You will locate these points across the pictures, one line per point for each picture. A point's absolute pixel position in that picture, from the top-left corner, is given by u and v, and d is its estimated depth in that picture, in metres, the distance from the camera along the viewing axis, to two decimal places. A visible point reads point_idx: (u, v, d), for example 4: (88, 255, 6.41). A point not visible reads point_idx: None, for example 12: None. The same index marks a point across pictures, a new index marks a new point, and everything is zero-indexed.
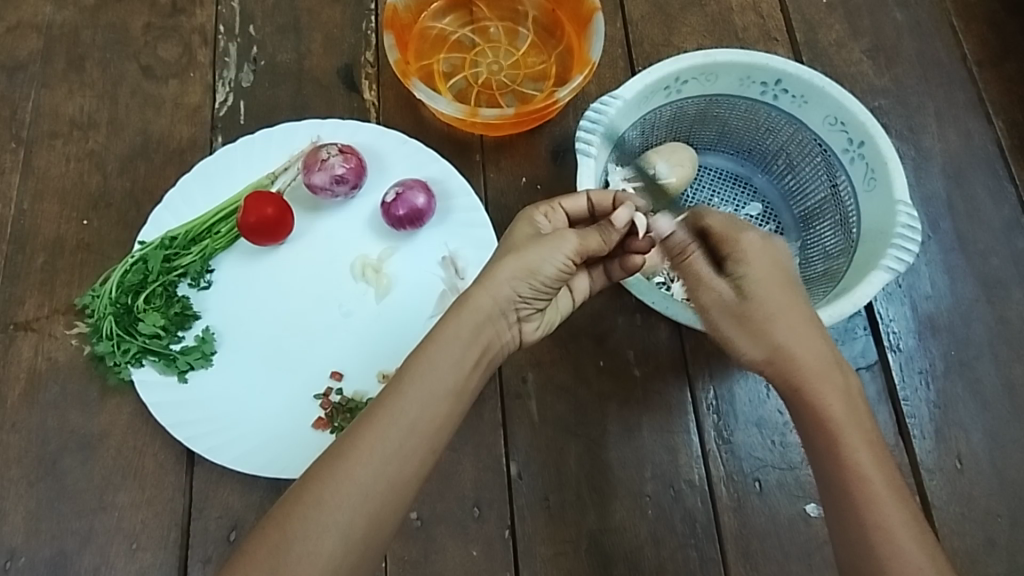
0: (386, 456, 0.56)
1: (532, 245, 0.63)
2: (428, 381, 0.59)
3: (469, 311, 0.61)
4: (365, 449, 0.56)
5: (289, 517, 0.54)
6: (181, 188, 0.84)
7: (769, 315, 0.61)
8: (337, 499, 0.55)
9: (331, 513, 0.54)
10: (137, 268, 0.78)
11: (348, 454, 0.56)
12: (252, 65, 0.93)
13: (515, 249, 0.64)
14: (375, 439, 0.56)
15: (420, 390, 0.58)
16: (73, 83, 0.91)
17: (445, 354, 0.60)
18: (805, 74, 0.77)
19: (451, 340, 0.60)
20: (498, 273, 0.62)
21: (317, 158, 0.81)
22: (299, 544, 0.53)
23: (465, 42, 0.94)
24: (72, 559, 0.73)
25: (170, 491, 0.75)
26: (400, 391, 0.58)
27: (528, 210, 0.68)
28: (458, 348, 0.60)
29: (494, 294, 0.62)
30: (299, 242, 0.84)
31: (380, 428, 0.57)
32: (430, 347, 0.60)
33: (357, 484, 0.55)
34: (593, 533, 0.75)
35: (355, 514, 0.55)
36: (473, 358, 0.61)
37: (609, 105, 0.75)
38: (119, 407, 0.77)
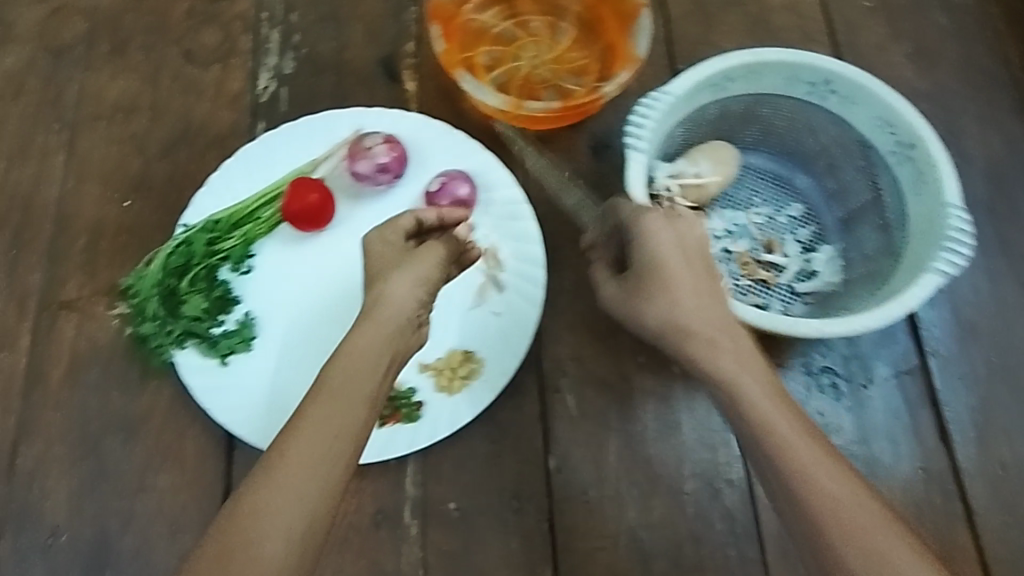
0: (320, 458, 0.55)
1: (401, 262, 0.63)
2: (354, 382, 0.58)
3: (371, 324, 0.60)
4: (300, 454, 0.55)
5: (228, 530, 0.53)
6: (223, 173, 0.84)
7: (666, 278, 0.62)
8: (281, 503, 0.53)
9: (276, 516, 0.53)
10: (180, 251, 0.78)
11: (277, 463, 0.55)
12: (293, 53, 0.93)
13: (390, 269, 0.63)
14: (304, 447, 0.55)
15: (342, 387, 0.57)
16: (116, 67, 0.91)
17: (366, 351, 0.59)
18: (854, 75, 0.77)
19: (362, 349, 0.59)
20: (390, 287, 0.61)
21: (360, 147, 0.82)
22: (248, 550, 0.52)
23: (506, 36, 0.94)
24: (114, 540, 0.73)
25: (210, 475, 0.75)
26: (320, 399, 0.57)
27: (370, 237, 0.66)
28: (379, 348, 0.59)
29: (394, 306, 0.60)
30: (340, 230, 0.83)
31: (307, 434, 0.55)
32: (345, 358, 0.59)
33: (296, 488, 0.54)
34: (632, 528, 0.75)
35: (292, 518, 0.53)
36: (388, 361, 0.59)
37: (659, 100, 0.75)
38: (160, 390, 0.77)
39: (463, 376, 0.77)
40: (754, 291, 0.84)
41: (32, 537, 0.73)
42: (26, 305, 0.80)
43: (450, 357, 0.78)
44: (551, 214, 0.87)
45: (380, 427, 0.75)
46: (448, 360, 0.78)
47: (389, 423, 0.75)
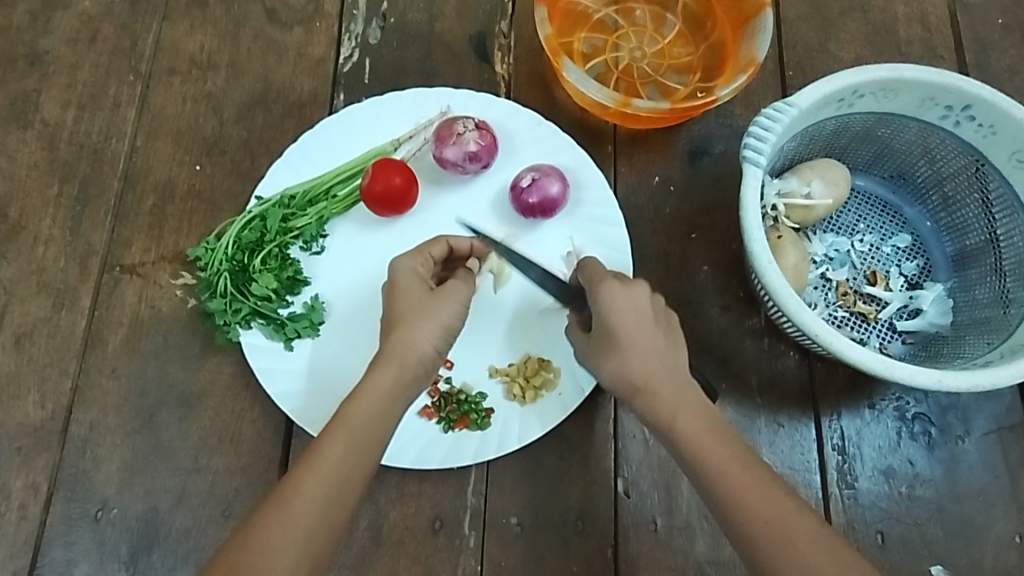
0: (326, 497, 0.55)
1: (425, 300, 0.63)
2: (366, 418, 0.58)
3: (393, 360, 0.60)
4: (308, 490, 0.55)
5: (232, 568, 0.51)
6: (302, 145, 0.80)
7: (615, 342, 0.61)
8: (288, 539, 0.53)
9: (281, 554, 0.52)
10: (254, 225, 0.74)
11: (286, 502, 0.54)
12: (380, 22, 0.88)
13: (420, 309, 0.63)
14: (313, 486, 0.55)
15: (355, 422, 0.58)
16: (196, 20, 0.86)
17: (382, 385, 0.59)
18: (1002, 103, 0.70)
19: (380, 392, 0.59)
20: (420, 326, 0.62)
21: (451, 131, 0.76)
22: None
23: (608, 23, 0.88)
24: (164, 519, 0.70)
25: (265, 461, 0.72)
26: (331, 440, 0.57)
27: (398, 261, 0.66)
28: (395, 388, 0.60)
29: (415, 351, 0.61)
30: (419, 216, 0.79)
31: (318, 472, 0.55)
32: (361, 399, 0.59)
33: (298, 525, 0.53)
34: (701, 564, 0.71)
35: (300, 557, 0.53)
36: (401, 403, 0.60)
37: (783, 112, 0.68)
38: (220, 367, 0.74)
39: (537, 386, 0.73)
40: (850, 323, 0.78)
41: (81, 506, 0.70)
42: (88, 263, 0.77)
43: (525, 363, 0.74)
44: (639, 221, 0.82)
45: (446, 431, 0.72)
46: (523, 367, 0.74)
47: (457, 427, 0.72)
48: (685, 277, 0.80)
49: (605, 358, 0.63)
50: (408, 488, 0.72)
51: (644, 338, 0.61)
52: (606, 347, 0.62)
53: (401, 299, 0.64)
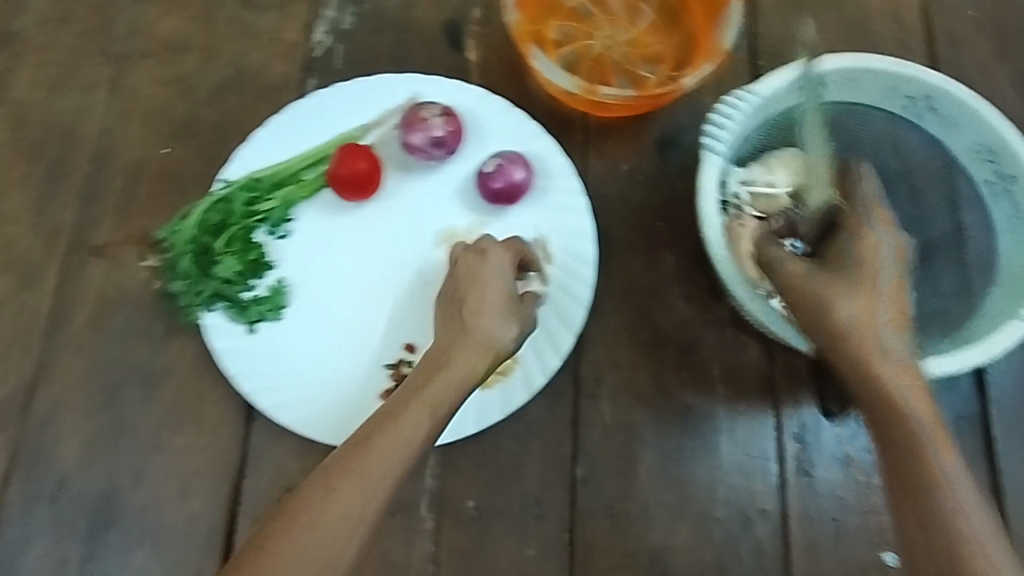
0: (400, 468, 0.57)
1: (502, 292, 0.68)
2: (437, 398, 0.61)
3: (476, 349, 0.64)
4: (384, 450, 0.58)
5: (307, 512, 0.55)
6: (270, 129, 0.79)
7: (867, 272, 0.64)
8: (359, 498, 0.56)
9: (350, 510, 0.55)
10: (218, 208, 0.74)
11: (362, 457, 0.57)
12: (354, 7, 0.87)
13: (499, 301, 0.67)
14: (386, 448, 0.58)
15: (427, 401, 0.61)
16: (169, 2, 0.86)
17: (459, 372, 0.62)
18: (961, 95, 0.71)
19: (456, 370, 0.63)
20: (492, 317, 0.66)
21: (417, 117, 0.77)
22: (323, 539, 0.54)
23: (582, 12, 0.87)
24: (123, 496, 0.71)
25: (225, 442, 0.73)
26: (408, 407, 0.60)
27: (491, 247, 0.70)
28: (473, 376, 0.63)
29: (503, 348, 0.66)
30: (384, 202, 0.79)
31: (393, 437, 0.58)
32: (444, 372, 0.62)
33: (369, 487, 0.56)
34: (655, 550, 0.72)
35: (366, 512, 0.56)
36: (464, 399, 0.63)
37: (743, 102, 0.70)
38: (183, 348, 0.75)
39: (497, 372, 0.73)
40: None
41: (41, 481, 0.71)
42: (55, 242, 0.78)
43: None
44: (606, 210, 0.82)
45: None
46: None
47: None
48: (651, 266, 0.80)
49: (829, 294, 0.64)
50: None
51: (865, 277, 0.64)
52: (856, 283, 0.64)
53: (481, 287, 0.68)
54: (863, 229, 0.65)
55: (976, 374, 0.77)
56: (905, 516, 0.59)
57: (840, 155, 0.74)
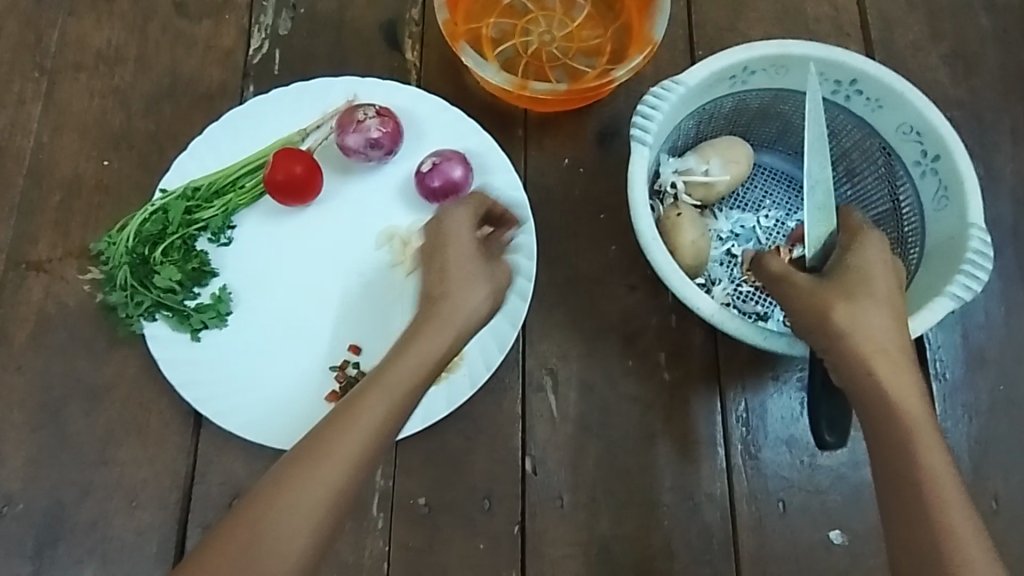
0: (361, 456, 0.57)
1: (475, 254, 0.67)
2: (398, 390, 0.60)
3: (447, 320, 0.64)
4: (347, 440, 0.57)
5: (263, 506, 0.55)
6: (208, 136, 0.80)
7: (863, 282, 0.61)
8: (311, 501, 0.55)
9: (300, 515, 0.55)
10: (156, 218, 0.75)
11: (322, 447, 0.57)
12: (290, 12, 0.88)
13: (478, 260, 0.67)
14: (348, 436, 0.57)
15: (389, 393, 0.59)
16: (102, 14, 0.86)
17: (428, 359, 0.62)
18: (885, 76, 0.72)
19: (423, 349, 0.62)
20: (476, 285, 0.66)
21: (352, 119, 0.77)
22: (276, 542, 0.54)
23: (518, 7, 0.88)
24: (70, 511, 0.71)
25: (173, 452, 0.73)
26: (372, 392, 0.59)
27: (451, 210, 0.69)
28: (443, 355, 0.63)
29: (472, 312, 0.65)
30: (326, 205, 0.79)
31: (356, 423, 0.58)
32: (413, 351, 0.62)
33: (321, 489, 0.55)
34: (604, 538, 0.73)
35: (326, 504, 0.55)
36: (433, 374, 0.62)
37: (671, 90, 0.70)
38: (128, 360, 0.75)
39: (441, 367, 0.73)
40: (754, 298, 0.79)
41: None
42: None
43: None
44: (547, 203, 0.82)
45: None
46: None
47: None
48: (594, 258, 0.80)
49: (848, 309, 0.60)
50: None
51: (874, 289, 0.61)
52: (865, 290, 0.61)
53: (462, 246, 0.67)
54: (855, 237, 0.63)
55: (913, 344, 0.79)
56: (890, 512, 0.57)
57: (826, 146, 0.68)
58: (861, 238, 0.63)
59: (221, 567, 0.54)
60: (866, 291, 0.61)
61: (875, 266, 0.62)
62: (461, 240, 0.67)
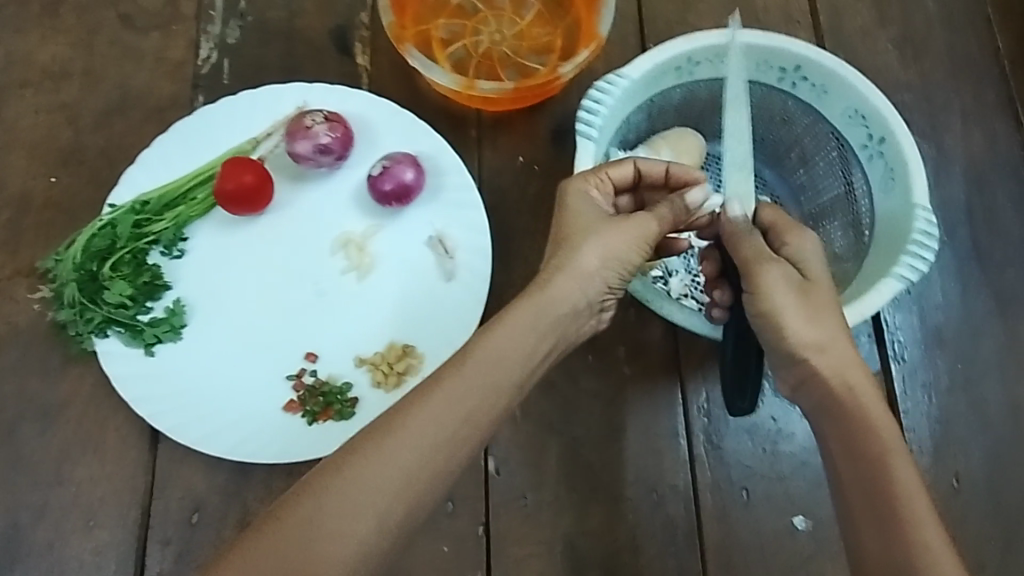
0: (437, 445, 0.54)
1: (603, 229, 0.62)
2: (474, 382, 0.56)
3: (549, 297, 0.60)
4: (419, 425, 0.54)
5: (328, 490, 0.52)
6: (157, 148, 0.79)
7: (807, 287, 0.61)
8: (376, 481, 0.52)
9: (365, 495, 0.52)
10: (104, 233, 0.74)
11: (393, 432, 0.54)
12: (238, 21, 0.87)
13: (587, 234, 0.62)
14: (424, 420, 0.54)
15: (468, 384, 0.56)
16: (47, 30, 0.86)
17: (511, 348, 0.58)
18: (827, 62, 0.73)
19: (518, 329, 0.59)
20: (581, 261, 0.61)
21: (300, 125, 0.77)
22: (331, 522, 0.51)
23: (467, 8, 0.87)
24: (28, 532, 0.71)
25: (131, 468, 0.72)
26: (457, 373, 0.56)
27: (574, 180, 0.64)
28: (530, 339, 0.59)
29: (581, 285, 0.61)
30: (278, 213, 0.79)
31: (435, 406, 0.55)
32: (499, 332, 0.58)
33: (391, 473, 0.52)
34: (570, 535, 0.73)
35: (394, 495, 0.52)
36: (518, 365, 0.58)
37: (616, 84, 0.71)
38: (82, 377, 0.74)
39: (400, 372, 0.73)
40: None
41: None
42: None
43: (389, 350, 0.74)
44: (502, 202, 0.82)
45: (310, 424, 0.72)
46: (387, 354, 0.74)
47: (321, 419, 0.72)
48: None
49: (809, 314, 0.60)
50: (276, 484, 0.72)
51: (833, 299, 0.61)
52: (828, 300, 0.61)
53: (571, 222, 0.63)
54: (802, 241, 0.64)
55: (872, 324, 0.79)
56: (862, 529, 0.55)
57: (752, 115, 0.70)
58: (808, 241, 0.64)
59: (272, 545, 0.50)
60: (828, 299, 0.61)
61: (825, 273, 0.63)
62: (588, 205, 0.63)
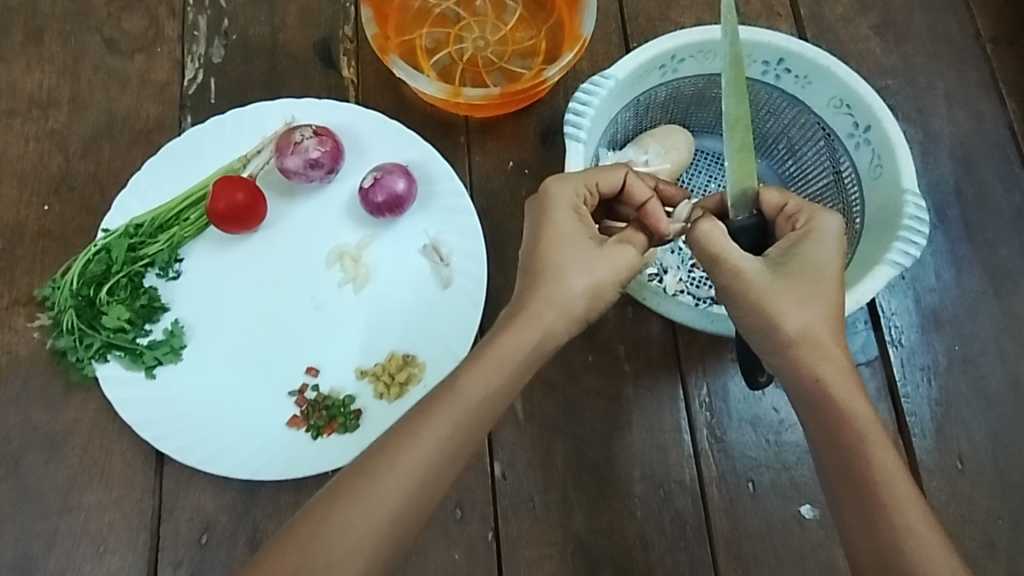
0: (423, 483, 0.55)
1: (589, 255, 0.60)
2: (461, 416, 0.56)
3: (535, 329, 0.59)
4: (405, 466, 0.54)
5: (313, 538, 0.53)
6: (147, 172, 0.79)
7: (803, 281, 0.59)
8: (364, 525, 0.53)
9: (353, 541, 0.53)
10: (99, 258, 0.75)
11: (380, 473, 0.54)
12: (222, 39, 0.87)
13: (571, 259, 0.60)
14: (412, 459, 0.55)
15: (453, 422, 0.56)
16: (31, 58, 0.86)
17: (498, 379, 0.58)
18: (809, 53, 0.74)
19: (508, 362, 0.58)
20: (567, 291, 0.59)
21: (290, 141, 0.77)
22: (321, 571, 0.52)
23: (450, 16, 0.88)
24: (38, 561, 0.71)
25: (138, 492, 0.72)
26: (447, 408, 0.56)
27: (558, 198, 0.62)
28: (516, 370, 0.59)
29: (564, 316, 0.60)
30: (272, 229, 0.79)
31: (419, 444, 0.55)
32: (486, 363, 0.58)
33: (377, 516, 0.53)
34: (580, 535, 0.73)
35: (381, 539, 0.53)
36: (503, 400, 0.58)
37: (600, 85, 0.72)
38: (85, 404, 0.74)
39: (401, 381, 0.73)
40: (707, 282, 0.81)
41: None
42: None
43: (389, 360, 0.74)
44: (494, 206, 0.82)
45: (315, 438, 0.72)
46: (387, 365, 0.74)
47: (326, 433, 0.72)
48: None
49: (798, 302, 0.58)
50: (284, 499, 0.72)
51: (817, 286, 0.59)
52: (813, 284, 0.59)
53: (558, 243, 0.61)
54: (810, 223, 0.61)
55: (868, 305, 0.80)
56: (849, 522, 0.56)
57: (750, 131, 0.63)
58: (813, 224, 0.61)
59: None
60: (810, 283, 0.59)
61: (814, 266, 0.59)
62: (575, 233, 0.61)
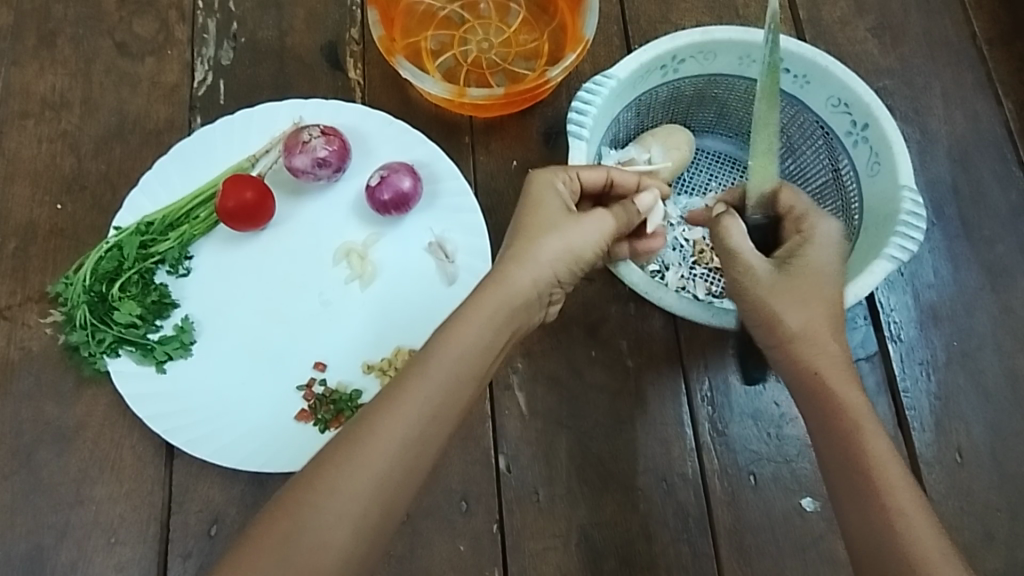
0: (408, 446, 0.55)
1: (565, 224, 0.64)
2: (439, 380, 0.57)
3: (508, 290, 0.61)
4: (389, 430, 0.55)
5: (302, 504, 0.53)
6: (158, 171, 0.81)
7: (805, 285, 0.61)
8: (353, 490, 0.53)
9: (341, 504, 0.53)
10: (111, 255, 0.76)
11: (365, 440, 0.55)
12: (231, 42, 0.89)
13: (544, 228, 0.63)
14: (395, 422, 0.55)
15: (432, 384, 0.57)
16: (44, 61, 0.87)
17: (475, 344, 0.59)
18: (807, 54, 0.76)
19: (483, 323, 0.59)
20: (537, 252, 0.62)
21: (297, 140, 0.78)
22: (310, 536, 0.52)
23: (454, 18, 0.89)
24: (49, 553, 0.72)
25: (149, 484, 0.74)
26: (424, 370, 0.57)
27: (540, 177, 0.66)
28: (491, 334, 0.60)
29: (534, 276, 0.62)
30: (281, 226, 0.80)
31: (401, 409, 0.56)
32: (461, 326, 0.59)
33: (365, 480, 0.54)
34: (584, 527, 0.74)
35: (371, 504, 0.53)
36: (483, 365, 0.59)
37: (603, 85, 0.73)
38: (96, 399, 0.76)
39: None
40: (708, 279, 0.82)
41: None
42: None
43: (395, 356, 0.75)
44: (499, 206, 0.84)
45: (322, 432, 0.73)
46: (393, 360, 0.75)
47: (332, 426, 0.73)
48: None
49: (799, 298, 0.60)
50: None
51: (819, 287, 0.61)
52: (813, 287, 0.61)
53: (532, 214, 0.64)
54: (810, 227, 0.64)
55: (867, 300, 0.81)
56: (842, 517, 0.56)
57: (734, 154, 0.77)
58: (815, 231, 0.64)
59: (256, 564, 0.51)
60: (810, 284, 0.61)
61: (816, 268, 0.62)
62: (551, 208, 0.64)
